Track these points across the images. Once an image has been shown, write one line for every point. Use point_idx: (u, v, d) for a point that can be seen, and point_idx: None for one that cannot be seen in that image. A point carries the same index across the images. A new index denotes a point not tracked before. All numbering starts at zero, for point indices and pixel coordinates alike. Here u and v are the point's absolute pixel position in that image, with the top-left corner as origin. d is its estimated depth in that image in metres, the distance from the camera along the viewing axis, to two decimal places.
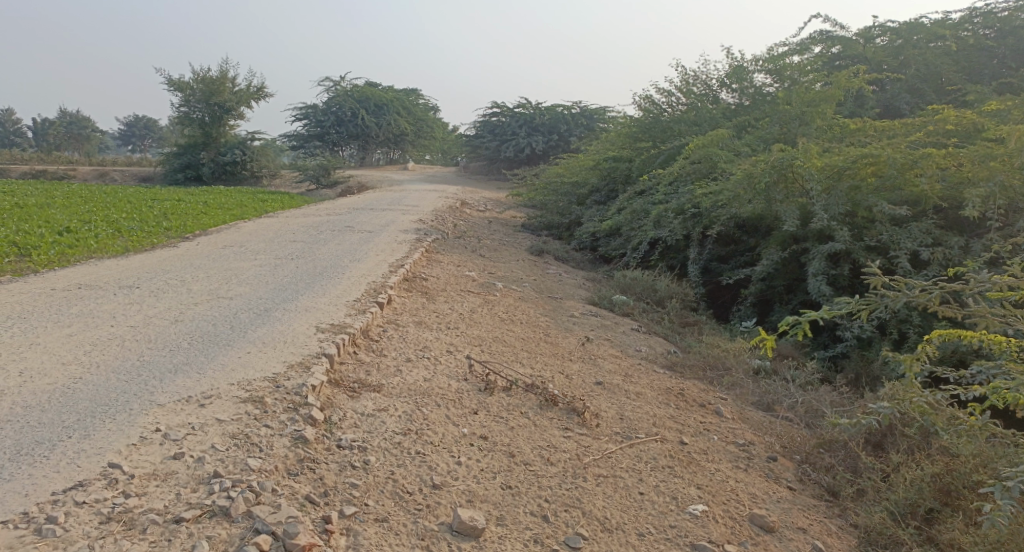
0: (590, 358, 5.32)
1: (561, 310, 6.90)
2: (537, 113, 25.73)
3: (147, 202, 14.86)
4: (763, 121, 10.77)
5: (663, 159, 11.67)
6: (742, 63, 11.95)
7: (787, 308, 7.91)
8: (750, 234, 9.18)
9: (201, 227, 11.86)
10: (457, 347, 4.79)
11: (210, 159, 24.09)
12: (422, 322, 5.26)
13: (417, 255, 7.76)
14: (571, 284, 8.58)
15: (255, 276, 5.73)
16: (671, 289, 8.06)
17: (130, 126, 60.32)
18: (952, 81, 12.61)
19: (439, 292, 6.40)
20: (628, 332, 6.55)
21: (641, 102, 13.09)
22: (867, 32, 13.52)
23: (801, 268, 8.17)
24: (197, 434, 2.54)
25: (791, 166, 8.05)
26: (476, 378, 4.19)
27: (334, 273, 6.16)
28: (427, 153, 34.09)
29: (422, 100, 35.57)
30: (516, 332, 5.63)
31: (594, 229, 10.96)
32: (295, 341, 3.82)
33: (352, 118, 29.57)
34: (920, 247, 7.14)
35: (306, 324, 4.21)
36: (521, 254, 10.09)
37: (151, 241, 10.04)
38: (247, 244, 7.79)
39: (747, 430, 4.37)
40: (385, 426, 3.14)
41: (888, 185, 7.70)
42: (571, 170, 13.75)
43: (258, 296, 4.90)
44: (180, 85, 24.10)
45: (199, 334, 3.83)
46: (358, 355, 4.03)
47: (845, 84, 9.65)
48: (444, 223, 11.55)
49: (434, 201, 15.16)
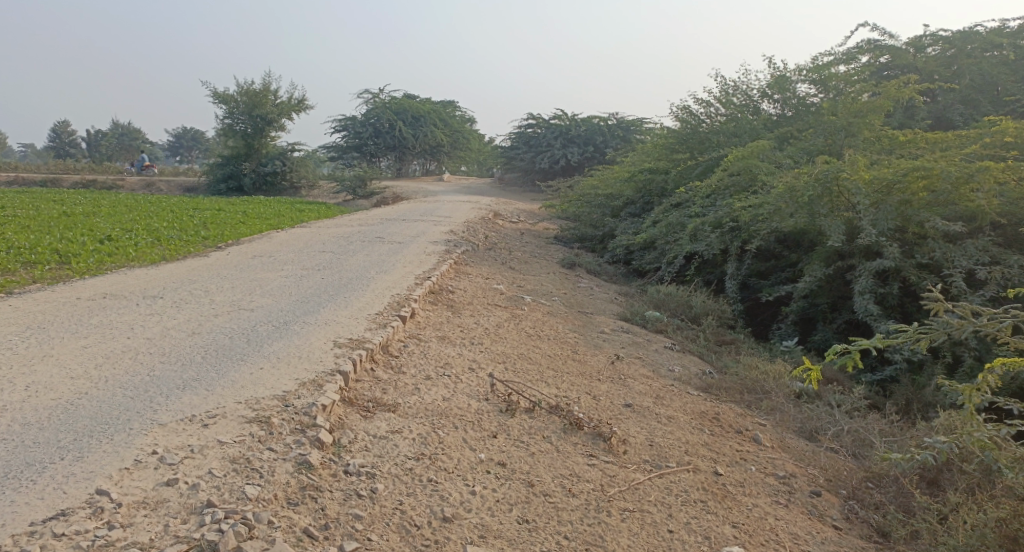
0: (620, 378, 5.10)
1: (592, 326, 6.69)
2: (574, 125, 25.59)
3: (186, 211, 15.06)
4: (806, 132, 10.44)
5: (701, 171, 11.39)
6: (785, 73, 11.66)
7: (831, 328, 7.59)
8: (792, 249, 8.85)
9: (236, 237, 11.94)
10: (481, 365, 4.63)
11: (251, 170, 24.47)
12: (447, 337, 5.11)
13: (445, 267, 7.63)
14: (603, 298, 8.36)
15: (280, 287, 5.65)
16: (707, 305, 7.79)
17: (178, 137, 61.99)
18: (1008, 92, 12.10)
19: (466, 305, 6.25)
20: (661, 351, 6.31)
21: (679, 112, 12.85)
22: (918, 41, 13.06)
23: (846, 286, 7.85)
24: (195, 459, 2.42)
25: (836, 178, 7.79)
26: (498, 398, 4.02)
27: (360, 284, 6.04)
28: (462, 165, 34.18)
29: (459, 111, 35.79)
30: (543, 348, 5.44)
31: (628, 241, 10.72)
32: (311, 356, 3.70)
33: (390, 129, 29.81)
34: (976, 266, 6.80)
35: (324, 338, 4.09)
36: (552, 267, 9.90)
37: (187, 249, 10.11)
38: (277, 254, 7.76)
39: (786, 460, 4.11)
40: (397, 450, 2.98)
41: (941, 200, 7.33)
42: (606, 181, 13.54)
43: (280, 308, 4.81)
44: (224, 97, 24.56)
45: (214, 347, 3.73)
46: (375, 372, 3.89)
47: (894, 93, 9.30)
48: (476, 234, 11.42)
49: (467, 212, 15.09)
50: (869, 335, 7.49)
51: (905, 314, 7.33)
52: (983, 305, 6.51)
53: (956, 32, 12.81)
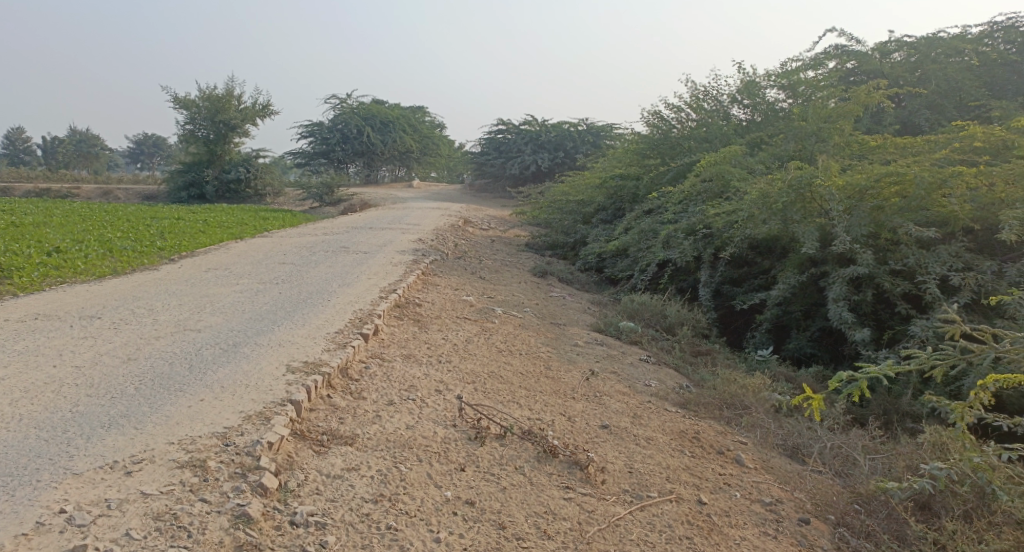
0: (595, 397, 4.84)
1: (565, 339, 6.42)
2: (544, 131, 25.44)
3: (144, 220, 14.53)
4: (777, 138, 10.35)
5: (672, 176, 11.24)
6: (754, 79, 11.60)
7: (806, 335, 7.46)
8: (764, 255, 8.69)
9: (195, 247, 11.49)
10: (449, 386, 4.33)
11: (214, 177, 23.90)
12: (412, 355, 4.81)
13: (412, 278, 7.32)
14: (575, 308, 8.11)
15: (233, 303, 5.31)
16: (681, 314, 7.59)
17: (139, 144, 60.65)
18: (973, 97, 12.19)
19: (434, 319, 5.95)
20: (637, 364, 6.06)
21: (650, 117, 12.71)
22: (883, 46, 13.12)
23: (820, 293, 7.70)
24: (111, 516, 2.15)
25: (810, 185, 7.69)
26: (466, 423, 3.73)
27: (320, 299, 5.70)
28: (431, 172, 33.79)
29: (429, 117, 35.45)
30: (515, 365, 5.17)
31: (600, 249, 10.50)
32: (259, 384, 3.37)
33: (358, 135, 29.35)
34: (950, 272, 6.69)
35: (275, 362, 3.76)
36: (523, 275, 9.64)
37: (141, 261, 9.64)
38: (233, 267, 7.36)
39: (773, 485, 3.88)
40: (353, 491, 2.69)
41: (913, 206, 7.19)
42: (577, 188, 13.32)
43: (230, 328, 4.46)
44: (185, 102, 23.87)
45: (150, 377, 3.39)
46: (332, 398, 3.57)
47: (863, 99, 9.23)
48: (445, 242, 11.12)
49: (436, 219, 14.77)
50: (843, 343, 7.37)
51: (878, 322, 7.21)
52: (957, 313, 6.40)
53: (920, 39, 12.90)
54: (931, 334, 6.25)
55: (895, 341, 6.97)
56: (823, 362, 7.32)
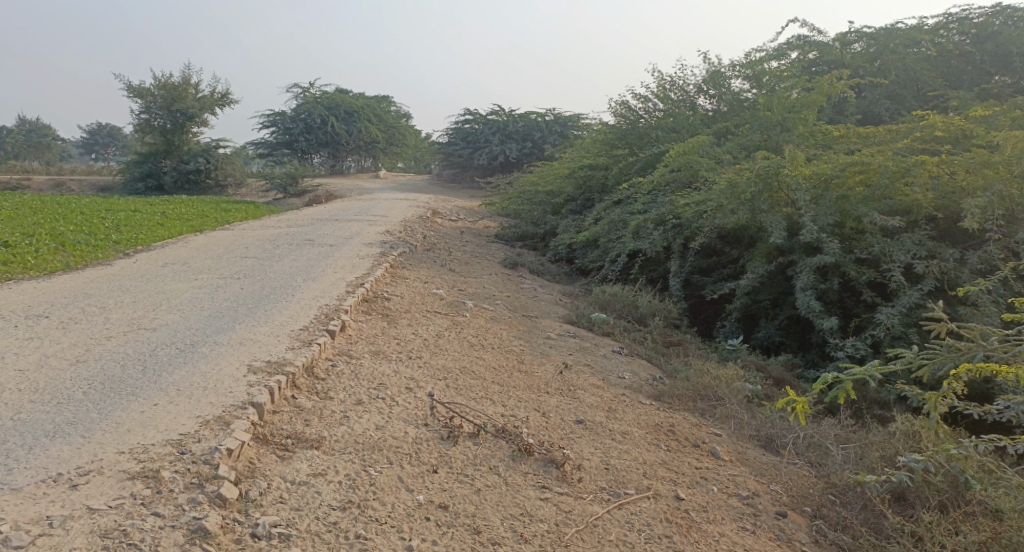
0: (569, 390, 4.75)
1: (537, 332, 6.32)
2: (510, 121, 25.28)
3: (99, 213, 14.05)
4: (743, 128, 10.37)
5: (640, 166, 11.19)
6: (720, 68, 11.61)
7: (774, 324, 7.47)
8: (733, 244, 8.67)
9: (153, 240, 11.13)
10: (419, 383, 4.20)
11: (172, 168, 23.28)
12: (381, 352, 4.66)
13: (379, 271, 7.15)
14: (546, 300, 8.02)
15: (191, 300, 5.10)
16: (653, 305, 7.54)
17: (94, 135, 58.96)
18: (931, 87, 12.36)
19: (402, 314, 5.81)
20: (609, 356, 5.99)
21: (617, 107, 12.65)
22: (844, 36, 13.24)
23: (787, 282, 7.71)
24: (53, 536, 2.00)
25: (777, 174, 7.65)
26: (438, 422, 3.61)
27: (283, 294, 5.52)
28: (397, 162, 33.41)
29: (394, 107, 34.99)
30: (486, 359, 5.05)
31: (570, 240, 10.42)
32: (218, 386, 3.20)
33: (321, 125, 28.84)
34: (914, 259, 6.72)
35: (236, 362, 3.59)
36: (493, 267, 9.52)
37: (95, 256, 9.29)
38: (192, 261, 7.12)
39: (749, 478, 3.84)
40: (319, 498, 2.55)
41: (877, 195, 7.22)
42: (545, 178, 13.22)
43: (188, 327, 4.27)
44: (140, 91, 23.11)
45: (101, 381, 3.20)
46: (297, 399, 3.42)
47: (827, 88, 9.27)
48: (413, 234, 10.94)
49: (403, 211, 14.56)
50: (811, 331, 7.40)
51: (845, 310, 7.25)
52: (922, 300, 6.45)
53: (880, 29, 13.04)
54: (897, 322, 6.28)
55: (862, 329, 7.01)
56: (792, 350, 7.34)
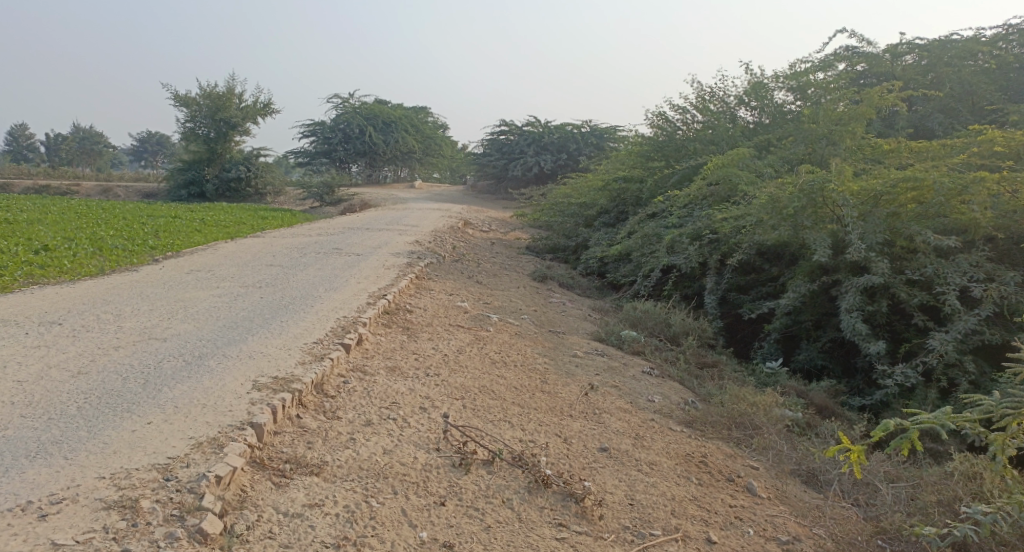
0: (594, 414, 4.50)
1: (563, 349, 6.06)
2: (547, 132, 25.11)
3: (139, 218, 14.25)
4: (786, 141, 10.00)
5: (677, 179, 10.89)
6: (763, 80, 11.29)
7: (816, 346, 7.10)
8: (772, 262, 8.32)
9: (187, 246, 11.18)
10: (435, 403, 3.98)
11: (214, 176, 23.67)
12: (398, 368, 4.46)
13: (404, 282, 6.99)
14: (575, 315, 7.76)
15: (208, 309, 4.97)
16: (686, 323, 7.23)
17: (142, 142, 60.49)
18: (987, 101, 11.83)
19: (425, 327, 5.61)
20: (639, 377, 5.70)
21: (654, 118, 12.36)
22: (894, 48, 12.77)
23: (831, 302, 7.33)
24: None
25: (822, 190, 7.29)
26: (451, 447, 3.39)
27: (303, 305, 5.37)
28: (434, 173, 33.48)
29: (431, 118, 35.11)
30: (509, 378, 4.82)
31: (602, 253, 10.15)
32: (217, 404, 3.03)
33: (360, 135, 29.03)
34: (970, 282, 6.32)
35: (240, 376, 3.42)
36: (522, 280, 9.30)
37: (130, 261, 9.33)
38: (217, 268, 7.03)
39: (785, 519, 3.54)
40: (312, 535, 2.36)
41: (930, 212, 6.90)
42: (579, 190, 12.98)
43: (199, 337, 4.13)
44: (186, 100, 23.57)
45: (98, 394, 3.06)
46: (302, 419, 3.22)
47: (877, 101, 8.88)
48: (443, 245, 10.78)
49: (436, 221, 14.44)
50: (856, 355, 7.02)
51: (893, 333, 6.86)
52: (980, 326, 6.05)
53: (933, 41, 12.55)
54: (951, 349, 5.90)
55: (912, 355, 6.62)
56: (835, 374, 6.97)
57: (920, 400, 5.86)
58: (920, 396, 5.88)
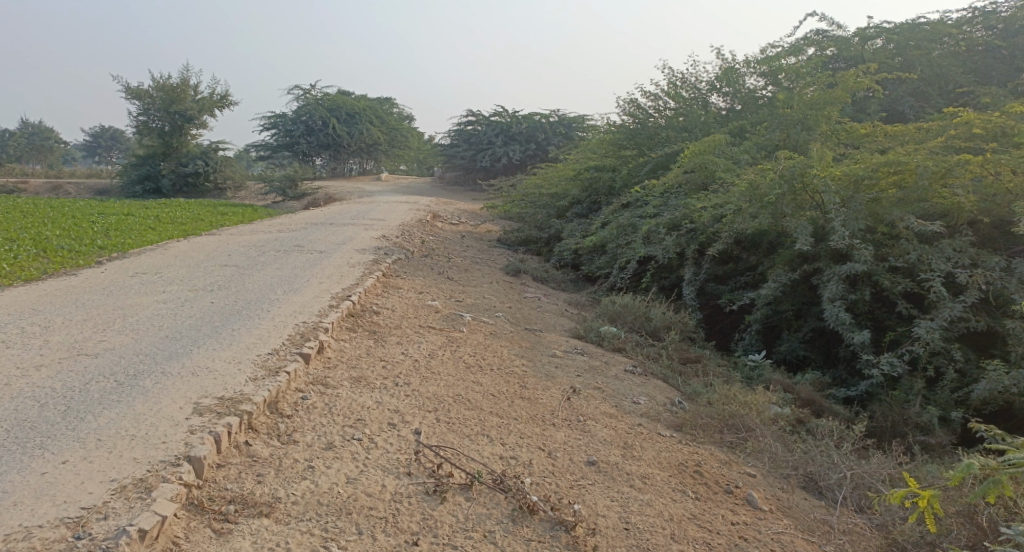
0: (579, 422, 4.16)
1: (540, 349, 5.70)
2: (514, 122, 24.68)
3: (89, 216, 13.51)
4: (760, 127, 9.76)
5: (651, 168, 10.59)
6: (734, 65, 11.07)
7: (798, 336, 6.85)
8: (751, 251, 8.05)
9: (139, 244, 10.58)
10: (405, 418, 3.60)
11: (170, 171, 22.79)
12: (363, 378, 4.05)
13: (370, 281, 6.56)
14: (551, 311, 7.42)
15: (151, 318, 4.50)
16: (667, 317, 6.93)
17: (96, 138, 58.64)
18: (956, 84, 11.75)
19: (392, 331, 5.20)
20: (622, 377, 5.37)
21: (625, 106, 12.03)
22: (863, 31, 12.63)
23: (812, 291, 7.07)
24: None
25: (803, 175, 7.00)
26: (423, 471, 3.01)
27: (258, 309, 4.93)
28: (400, 164, 32.86)
29: (397, 109, 34.45)
30: (485, 384, 4.45)
31: (576, 245, 9.82)
32: (149, 433, 2.62)
33: (323, 127, 28.27)
34: (955, 268, 6.09)
35: (180, 398, 2.99)
36: (494, 275, 8.92)
37: (76, 263, 8.72)
38: (166, 270, 6.53)
39: (791, 537, 3.25)
40: None
41: (913, 197, 6.67)
42: (550, 181, 12.62)
43: (135, 352, 3.68)
44: (138, 93, 22.59)
45: (7, 427, 2.62)
46: (252, 446, 2.82)
47: (852, 84, 8.66)
48: (411, 239, 10.34)
49: (403, 214, 13.95)
50: (838, 345, 6.78)
51: (876, 322, 6.62)
52: (966, 314, 5.83)
53: (902, 24, 12.43)
54: (937, 336, 5.66)
55: (896, 344, 6.39)
56: (818, 365, 6.73)
57: (906, 390, 5.61)
58: (906, 387, 5.64)
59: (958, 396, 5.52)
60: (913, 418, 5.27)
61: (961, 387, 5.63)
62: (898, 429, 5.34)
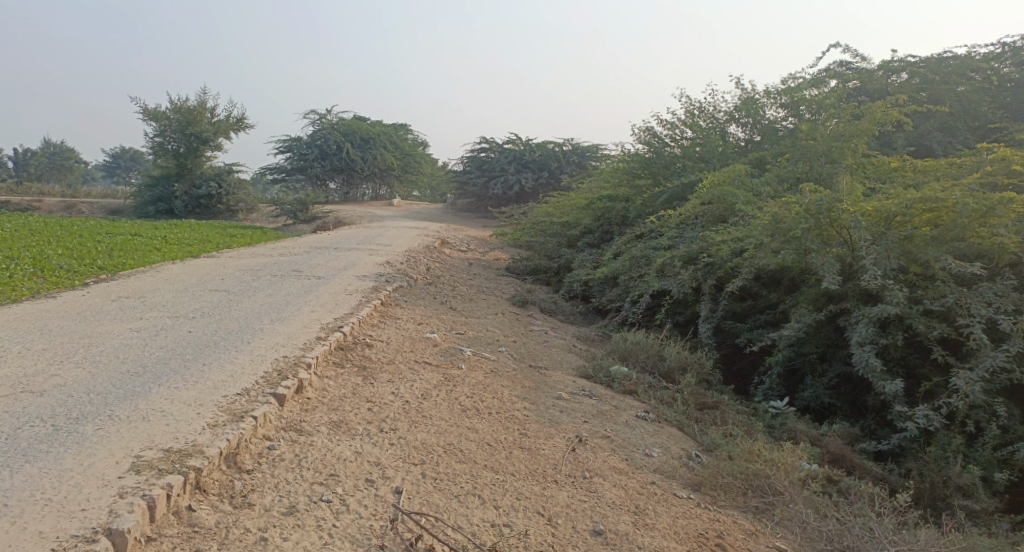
0: (585, 479, 3.70)
1: (544, 390, 5.23)
2: (528, 150, 24.42)
3: (95, 235, 13.25)
4: (782, 158, 9.36)
5: (666, 199, 10.18)
6: (754, 95, 10.71)
7: (822, 382, 6.35)
8: (771, 288, 7.58)
9: (140, 265, 10.26)
10: (386, 473, 3.15)
11: (183, 193, 22.62)
12: (344, 423, 3.61)
13: (366, 311, 6.14)
14: (559, 347, 6.96)
15: (116, 349, 4.09)
16: (683, 358, 6.46)
17: (114, 158, 59.27)
18: (984, 120, 11.36)
19: (384, 367, 4.77)
20: (633, 424, 4.89)
21: (640, 134, 11.65)
22: (887, 64, 12.14)
23: (838, 333, 6.58)
24: None
25: (830, 210, 6.54)
26: (400, 544, 2.58)
27: (238, 341, 4.51)
28: (413, 190, 32.74)
29: (411, 134, 34.42)
30: (481, 431, 4.00)
31: (586, 275, 9.40)
32: (69, 497, 2.31)
33: (337, 152, 28.15)
34: (997, 314, 5.58)
35: (118, 450, 2.65)
36: (500, 306, 8.49)
37: (70, 282, 8.37)
38: (152, 294, 6.15)
39: None
40: None
41: (948, 236, 6.19)
42: (562, 209, 12.25)
43: (87, 390, 3.27)
44: (155, 114, 22.51)
45: None
46: (196, 513, 2.45)
47: (879, 116, 8.27)
48: (415, 266, 9.96)
49: (411, 240, 13.58)
50: (867, 392, 6.27)
51: (907, 369, 6.11)
52: (1009, 365, 5.31)
53: (926, 58, 12.06)
54: (978, 389, 5.13)
55: (931, 395, 5.87)
56: (844, 414, 6.22)
57: (943, 446, 5.10)
58: (943, 442, 5.11)
59: (1001, 455, 4.99)
60: (954, 478, 4.75)
61: (1003, 445, 5.10)
62: (936, 491, 4.82)
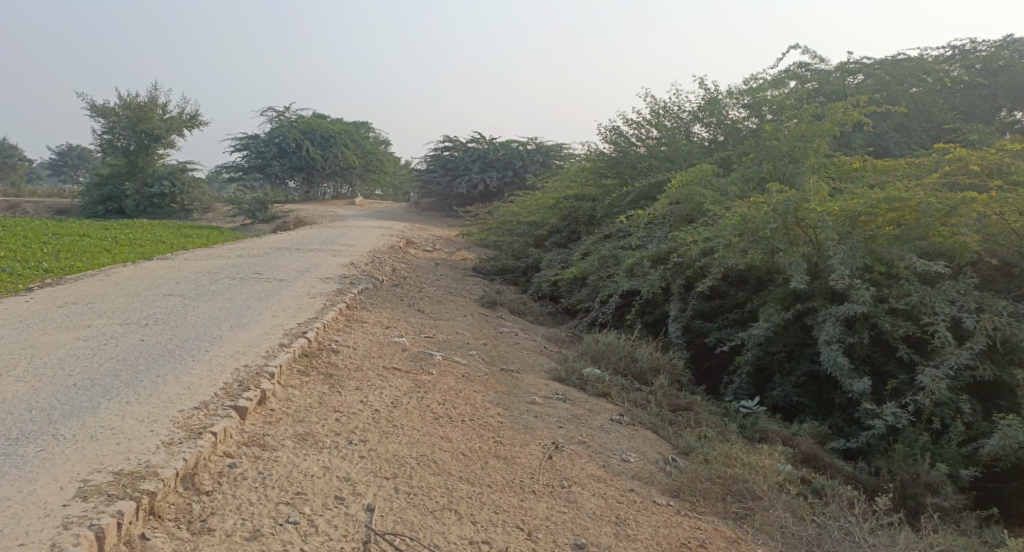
0: (563, 487, 3.58)
1: (517, 394, 5.09)
2: (492, 149, 24.24)
3: (41, 237, 12.67)
4: (746, 158, 9.38)
5: (633, 198, 10.12)
6: (718, 95, 10.71)
7: (791, 381, 6.34)
8: (738, 287, 7.56)
9: (90, 267, 9.81)
10: (357, 489, 2.98)
11: (134, 192, 21.85)
12: (311, 436, 3.41)
13: (331, 315, 5.92)
14: (530, 349, 6.83)
15: (61, 360, 3.82)
16: (655, 359, 6.38)
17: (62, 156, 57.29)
18: (940, 121, 11.59)
19: (351, 374, 4.57)
20: (608, 428, 4.79)
21: (605, 134, 11.58)
22: (844, 66, 12.32)
23: (805, 331, 6.57)
24: None
25: (798, 209, 6.53)
26: None
27: (195, 350, 4.27)
28: (375, 190, 32.33)
29: (372, 133, 33.98)
30: (454, 440, 3.85)
31: (555, 276, 9.30)
32: (6, 530, 2.14)
33: (296, 150, 27.60)
34: (960, 313, 5.60)
35: (63, 474, 2.46)
36: (468, 307, 8.34)
37: (13, 287, 7.94)
38: (102, 300, 5.83)
39: None
40: None
41: (913, 235, 6.22)
42: (528, 209, 12.12)
43: (29, 408, 3.03)
44: (103, 110, 21.71)
45: None
46: (149, 542, 2.29)
47: (841, 116, 8.33)
48: (380, 267, 9.72)
49: (375, 240, 13.31)
50: (835, 390, 6.27)
51: (874, 367, 6.12)
52: (973, 362, 5.33)
53: (882, 60, 12.27)
54: (943, 386, 5.09)
55: (897, 392, 5.88)
56: (813, 412, 6.21)
57: (910, 443, 5.10)
58: (910, 440, 5.11)
59: (966, 451, 5.00)
60: (923, 476, 4.75)
61: (968, 441, 5.11)
62: (906, 489, 4.80)
